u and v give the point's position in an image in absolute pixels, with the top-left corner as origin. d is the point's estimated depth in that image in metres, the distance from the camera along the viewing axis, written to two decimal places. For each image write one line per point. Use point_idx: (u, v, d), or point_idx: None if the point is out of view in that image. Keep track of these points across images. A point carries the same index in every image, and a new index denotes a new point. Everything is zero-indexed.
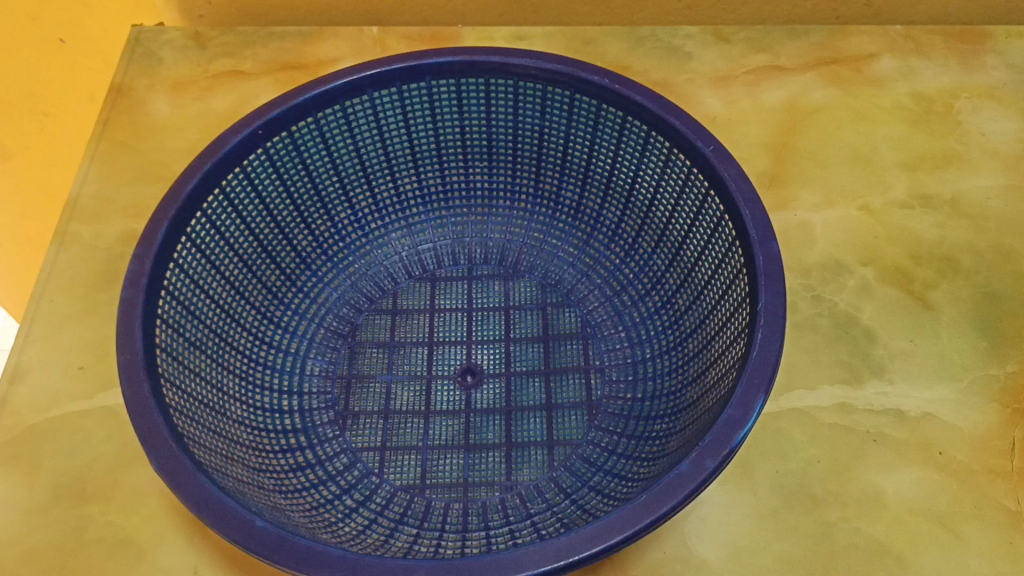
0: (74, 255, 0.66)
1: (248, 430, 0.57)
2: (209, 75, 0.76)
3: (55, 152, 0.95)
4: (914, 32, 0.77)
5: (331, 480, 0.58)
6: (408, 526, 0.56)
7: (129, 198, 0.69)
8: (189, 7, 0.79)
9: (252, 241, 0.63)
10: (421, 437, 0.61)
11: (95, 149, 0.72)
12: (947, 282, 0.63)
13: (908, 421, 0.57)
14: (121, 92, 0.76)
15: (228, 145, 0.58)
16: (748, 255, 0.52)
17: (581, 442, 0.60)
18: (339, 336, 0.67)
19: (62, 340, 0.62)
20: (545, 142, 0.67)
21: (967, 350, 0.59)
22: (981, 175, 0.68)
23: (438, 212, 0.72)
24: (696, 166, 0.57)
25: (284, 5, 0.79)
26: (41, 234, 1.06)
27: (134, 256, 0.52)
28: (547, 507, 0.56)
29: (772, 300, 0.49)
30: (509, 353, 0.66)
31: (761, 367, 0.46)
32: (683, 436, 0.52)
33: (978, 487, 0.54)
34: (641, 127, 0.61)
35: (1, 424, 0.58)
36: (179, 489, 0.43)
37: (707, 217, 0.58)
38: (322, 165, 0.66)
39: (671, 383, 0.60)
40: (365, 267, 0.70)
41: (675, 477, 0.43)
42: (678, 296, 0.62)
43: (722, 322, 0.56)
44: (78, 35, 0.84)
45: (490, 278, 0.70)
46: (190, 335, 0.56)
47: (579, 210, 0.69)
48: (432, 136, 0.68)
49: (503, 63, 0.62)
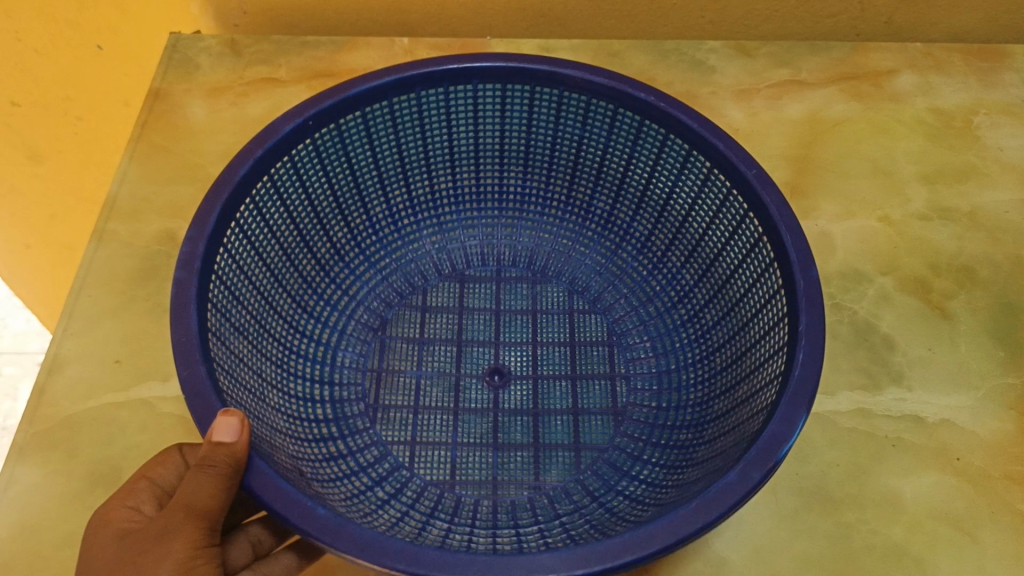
0: (110, 252, 0.68)
1: (285, 417, 0.58)
2: (244, 81, 0.79)
3: (89, 161, 0.98)
4: (933, 49, 0.78)
5: (362, 472, 0.59)
6: (439, 521, 0.58)
7: (166, 199, 0.71)
8: (224, 16, 0.82)
9: (293, 231, 0.65)
10: (451, 433, 0.63)
11: (132, 150, 0.74)
12: (965, 292, 0.64)
13: (926, 427, 0.58)
14: (159, 95, 0.78)
15: (280, 133, 0.59)
16: (788, 278, 0.53)
17: (607, 447, 0.62)
18: (369, 329, 0.69)
19: (98, 333, 0.64)
20: (583, 150, 0.69)
21: (985, 358, 0.61)
22: (999, 189, 0.69)
23: (470, 213, 0.74)
24: (735, 188, 0.59)
25: (318, 15, 0.81)
26: (73, 238, 1.10)
27: (187, 237, 0.53)
28: (576, 509, 0.59)
29: (812, 326, 0.50)
30: (536, 355, 0.68)
31: (802, 385, 0.47)
32: (720, 444, 0.54)
33: (995, 491, 0.55)
34: (682, 145, 0.62)
35: (38, 413, 0.60)
36: (246, 475, 0.45)
37: (743, 238, 0.59)
38: (364, 162, 0.67)
39: (703, 394, 0.62)
40: (397, 264, 0.72)
41: (722, 487, 0.44)
42: (705, 311, 0.65)
43: (754, 339, 0.58)
44: (116, 43, 0.84)
45: (517, 280, 0.72)
46: (235, 319, 0.57)
47: (609, 220, 0.72)
48: (471, 141, 0.70)
49: (552, 71, 0.63)
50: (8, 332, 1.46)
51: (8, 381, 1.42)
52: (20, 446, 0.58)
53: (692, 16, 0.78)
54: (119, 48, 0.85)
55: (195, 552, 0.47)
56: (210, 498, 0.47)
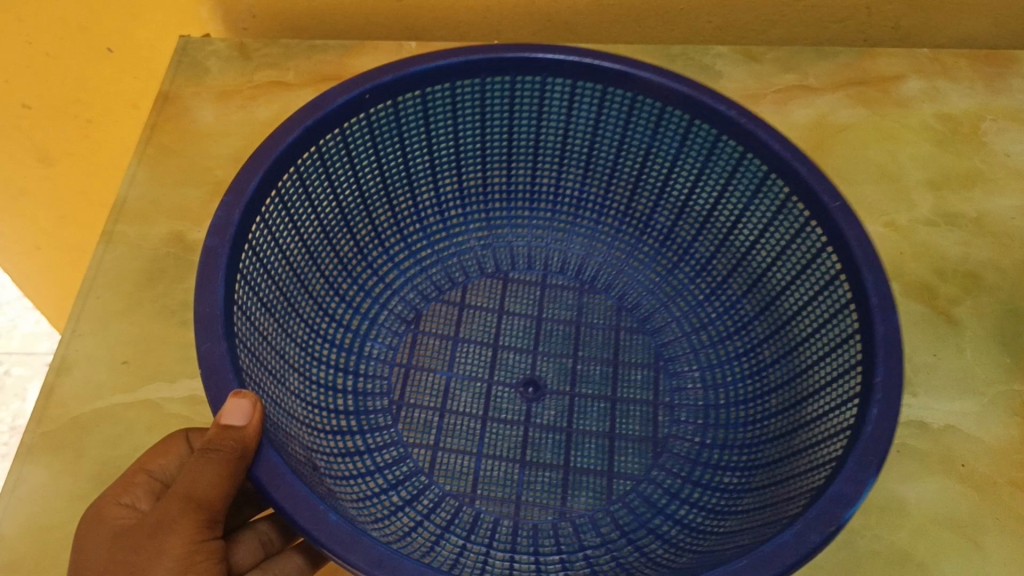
0: (118, 253, 0.69)
1: (303, 404, 0.60)
2: (252, 84, 0.79)
3: (98, 163, 0.99)
4: (940, 56, 0.78)
5: (379, 472, 0.62)
6: (454, 535, 0.60)
7: (174, 202, 0.72)
8: (233, 20, 0.83)
9: (335, 207, 0.66)
10: (477, 442, 0.65)
11: (141, 152, 0.75)
12: (971, 298, 0.64)
13: (930, 432, 0.58)
14: (167, 99, 0.78)
15: (333, 104, 0.60)
16: (867, 323, 0.53)
17: (643, 479, 0.63)
18: (403, 321, 0.71)
19: (106, 334, 0.64)
20: (648, 160, 0.71)
21: (990, 364, 0.60)
22: (1006, 195, 0.69)
23: (520, 212, 0.76)
24: (814, 219, 0.60)
25: (327, 18, 0.81)
26: (82, 239, 1.11)
27: (224, 204, 0.54)
28: (603, 543, 0.60)
29: (890, 376, 0.50)
30: (575, 370, 0.69)
31: (873, 446, 0.47)
32: (787, 486, 0.55)
33: (999, 497, 0.55)
34: (760, 167, 0.63)
35: (47, 413, 0.60)
36: (256, 465, 0.46)
37: (815, 272, 0.61)
38: (418, 149, 0.69)
39: (756, 436, 0.63)
40: (439, 258, 0.74)
41: (779, 544, 0.44)
42: (766, 347, 0.66)
43: (824, 381, 0.59)
44: (126, 47, 0.85)
45: (563, 287, 0.74)
46: (264, 297, 0.59)
47: (668, 237, 0.73)
48: (533, 136, 0.71)
49: (624, 72, 0.64)
50: (19, 333, 1.47)
51: (18, 382, 1.43)
52: (29, 445, 0.59)
53: (699, 21, 0.78)
54: (128, 51, 0.85)
55: (194, 547, 0.46)
56: (211, 487, 0.47)
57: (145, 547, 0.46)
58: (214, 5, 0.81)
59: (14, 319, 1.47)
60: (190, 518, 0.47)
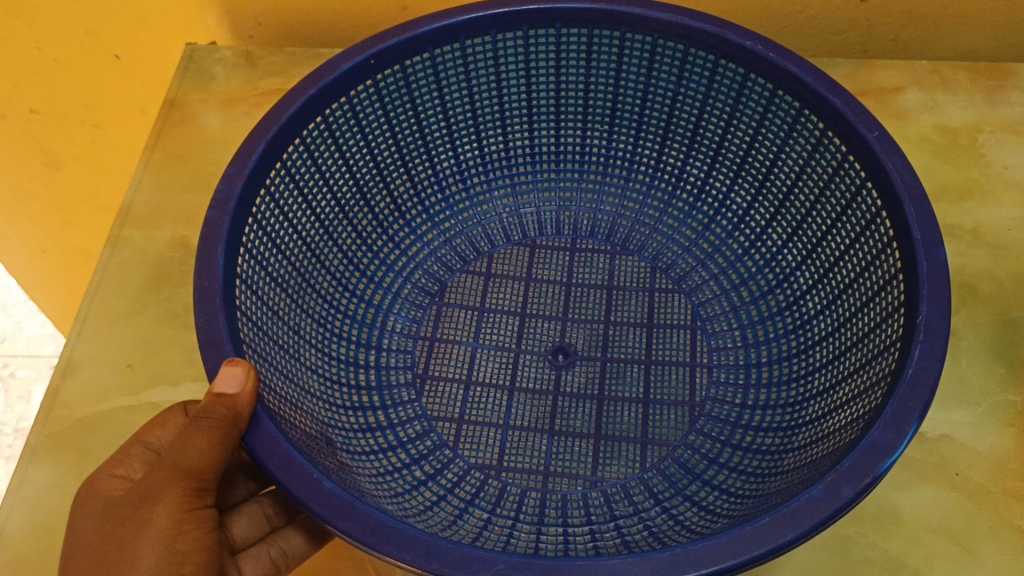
0: (124, 257, 0.70)
1: (320, 379, 0.64)
2: (258, 92, 0.80)
3: (104, 169, 1.00)
4: (940, 67, 0.78)
5: (402, 447, 0.65)
6: (478, 509, 0.62)
7: (180, 206, 0.73)
8: (240, 28, 0.84)
9: (348, 180, 0.70)
10: (504, 414, 0.67)
11: (148, 158, 0.76)
12: (967, 308, 0.64)
13: (926, 442, 0.58)
14: (174, 106, 0.79)
15: (339, 69, 0.63)
16: (912, 257, 0.54)
17: (679, 444, 0.65)
18: (427, 294, 0.74)
19: (111, 336, 0.65)
20: (676, 108, 0.72)
21: (985, 375, 0.61)
22: (1004, 205, 0.70)
23: (546, 174, 0.79)
24: (852, 152, 0.60)
25: (332, 26, 0.82)
26: (88, 244, 1.12)
27: (227, 175, 0.57)
28: (635, 511, 0.62)
29: (934, 311, 0.50)
30: (607, 336, 0.71)
31: (916, 390, 0.48)
32: (832, 429, 0.56)
33: (993, 506, 0.56)
34: (793, 103, 0.64)
35: (52, 415, 0.61)
36: (249, 432, 0.48)
37: (856, 213, 0.61)
38: (434, 117, 0.73)
39: (797, 390, 0.64)
40: (463, 224, 0.77)
41: (807, 501, 0.45)
42: (807, 298, 0.67)
43: (866, 327, 0.59)
44: (134, 53, 0.86)
45: (594, 252, 0.76)
46: (273, 272, 0.62)
47: (703, 189, 0.75)
48: (552, 95, 0.74)
49: (644, 15, 0.65)
50: (24, 336, 1.48)
51: (22, 385, 1.44)
52: (34, 446, 0.60)
53: None
54: (136, 58, 0.86)
55: (183, 515, 0.49)
56: (201, 454, 0.50)
57: (130, 519, 0.49)
58: (221, 12, 0.81)
59: (19, 322, 1.48)
60: (177, 486, 0.50)
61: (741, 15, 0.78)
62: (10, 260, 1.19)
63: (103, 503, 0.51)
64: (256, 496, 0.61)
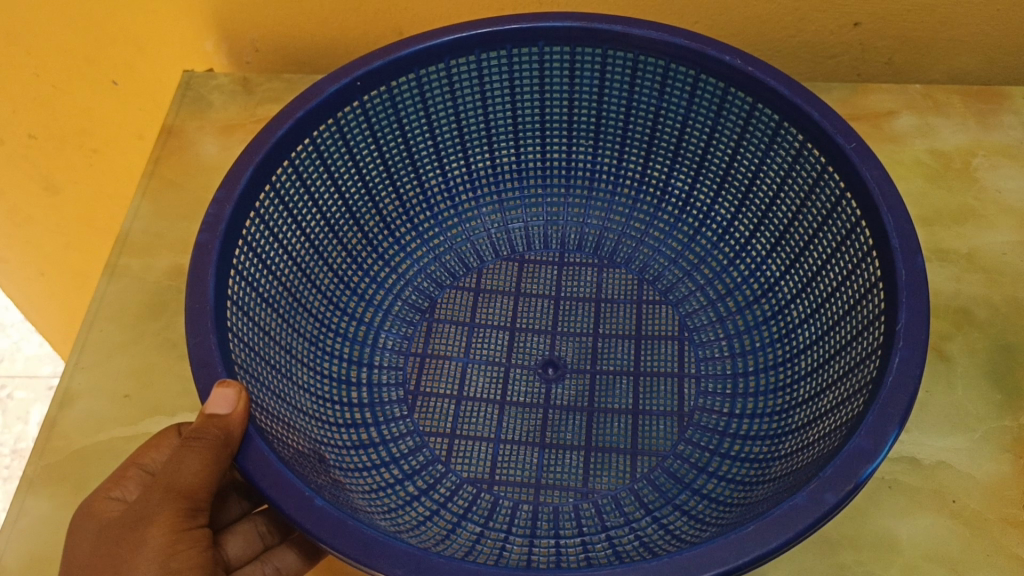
0: (122, 286, 0.70)
1: (312, 398, 0.64)
2: (255, 119, 0.80)
3: (102, 193, 1.00)
4: (933, 91, 0.79)
5: (394, 463, 0.65)
6: (471, 522, 0.62)
7: (177, 234, 0.73)
8: (237, 55, 0.84)
9: (336, 198, 0.70)
10: (495, 428, 0.67)
11: (146, 186, 0.76)
12: (963, 333, 0.65)
13: (922, 469, 0.59)
14: (172, 133, 0.80)
15: (326, 93, 0.64)
16: (890, 265, 0.54)
17: (669, 454, 0.65)
18: (417, 310, 0.74)
19: (108, 367, 0.65)
20: (659, 123, 0.72)
21: (981, 402, 0.61)
22: (998, 231, 0.70)
23: (534, 190, 0.79)
24: (831, 163, 0.61)
25: (329, 53, 0.83)
26: (87, 266, 1.12)
27: (217, 199, 0.58)
28: (626, 522, 0.62)
29: (913, 318, 0.51)
30: (596, 348, 0.72)
31: (896, 397, 0.48)
32: (816, 439, 0.56)
33: (991, 534, 0.56)
34: (772, 116, 0.64)
35: (49, 447, 0.61)
36: (241, 453, 0.49)
37: (837, 222, 0.62)
38: (420, 134, 0.73)
39: (784, 399, 0.64)
40: (452, 240, 0.78)
41: (791, 508, 0.45)
42: (792, 307, 0.67)
43: (849, 335, 0.59)
44: (131, 79, 0.86)
45: (581, 265, 0.76)
46: (263, 291, 0.62)
47: (688, 201, 0.75)
48: (537, 112, 0.74)
49: (624, 32, 0.65)
50: (22, 356, 1.48)
51: (21, 406, 1.44)
52: (32, 478, 0.60)
53: None
54: (133, 84, 0.87)
55: (174, 536, 0.50)
56: (194, 475, 0.50)
57: (125, 540, 0.49)
58: (219, 39, 0.82)
59: (17, 342, 1.48)
60: (170, 507, 0.50)
61: (734, 40, 0.78)
62: (7, 283, 1.19)
63: (100, 525, 0.51)
64: (249, 516, 0.61)
